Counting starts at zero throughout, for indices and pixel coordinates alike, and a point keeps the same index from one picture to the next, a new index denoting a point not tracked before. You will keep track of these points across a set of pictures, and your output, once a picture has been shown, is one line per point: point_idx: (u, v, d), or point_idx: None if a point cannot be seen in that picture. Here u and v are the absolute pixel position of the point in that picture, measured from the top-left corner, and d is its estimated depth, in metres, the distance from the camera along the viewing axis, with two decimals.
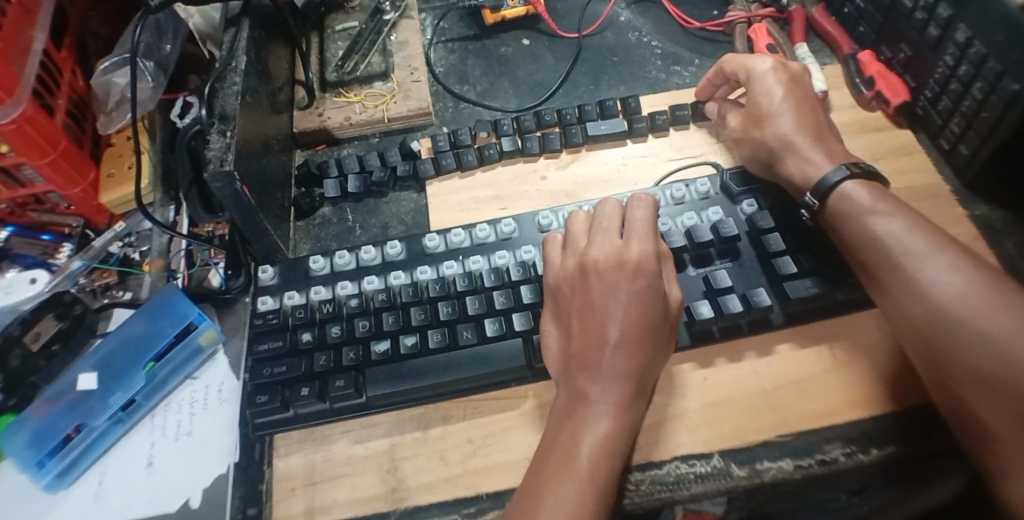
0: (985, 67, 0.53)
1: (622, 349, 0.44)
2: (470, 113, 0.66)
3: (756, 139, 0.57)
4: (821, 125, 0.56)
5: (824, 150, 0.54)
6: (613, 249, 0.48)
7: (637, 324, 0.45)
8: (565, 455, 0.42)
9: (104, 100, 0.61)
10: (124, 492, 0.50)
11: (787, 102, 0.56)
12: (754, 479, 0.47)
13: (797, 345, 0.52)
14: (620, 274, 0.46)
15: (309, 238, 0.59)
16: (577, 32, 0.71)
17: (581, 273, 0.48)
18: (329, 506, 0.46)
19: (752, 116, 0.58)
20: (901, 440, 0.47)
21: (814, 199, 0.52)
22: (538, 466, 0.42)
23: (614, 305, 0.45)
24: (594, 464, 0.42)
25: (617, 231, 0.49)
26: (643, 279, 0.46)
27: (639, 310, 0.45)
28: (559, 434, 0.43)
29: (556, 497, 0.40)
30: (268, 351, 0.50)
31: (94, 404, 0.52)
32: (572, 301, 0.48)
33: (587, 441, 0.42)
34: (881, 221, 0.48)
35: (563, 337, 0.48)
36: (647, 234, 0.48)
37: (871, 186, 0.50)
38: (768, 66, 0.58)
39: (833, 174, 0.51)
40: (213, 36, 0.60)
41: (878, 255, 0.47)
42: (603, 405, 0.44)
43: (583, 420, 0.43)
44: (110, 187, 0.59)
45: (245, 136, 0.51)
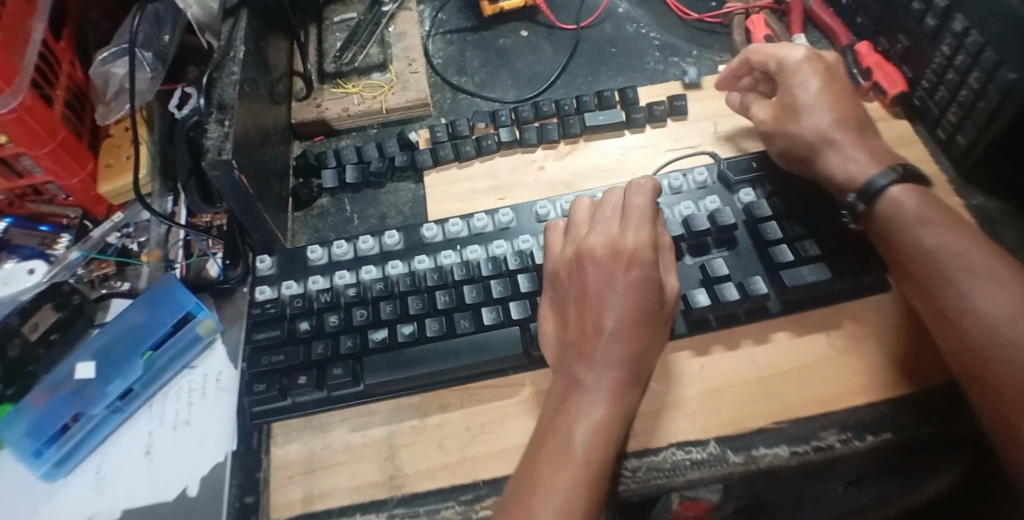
0: (982, 58, 0.53)
1: (617, 338, 0.44)
2: (469, 104, 0.66)
3: (791, 133, 0.56)
4: (856, 116, 0.55)
5: (867, 148, 0.53)
6: (611, 238, 0.48)
7: (634, 312, 0.45)
8: (561, 443, 0.42)
9: (103, 91, 0.61)
10: (123, 480, 0.50)
11: (823, 97, 0.55)
12: (750, 466, 0.47)
13: (793, 334, 0.52)
14: (617, 262, 0.46)
15: (307, 229, 0.59)
16: (576, 23, 0.71)
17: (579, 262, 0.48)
18: (327, 493, 0.47)
19: (785, 109, 0.57)
20: (899, 428, 0.47)
21: (856, 199, 0.51)
22: (535, 453, 0.42)
23: (613, 295, 0.45)
24: (590, 450, 0.42)
25: (618, 221, 0.49)
26: (642, 267, 0.46)
27: (637, 298, 0.45)
28: (555, 422, 0.43)
29: (549, 485, 0.40)
30: (266, 340, 0.50)
31: (93, 392, 0.52)
32: (571, 290, 0.48)
33: (581, 428, 0.42)
34: (931, 232, 0.48)
35: (562, 326, 0.48)
36: (644, 223, 0.48)
37: (916, 192, 0.50)
38: (802, 56, 0.57)
39: (878, 177, 0.50)
40: (211, 26, 0.59)
41: (926, 266, 0.47)
42: (601, 393, 0.44)
43: (577, 407, 0.43)
44: (109, 177, 0.60)
45: (244, 125, 0.51)
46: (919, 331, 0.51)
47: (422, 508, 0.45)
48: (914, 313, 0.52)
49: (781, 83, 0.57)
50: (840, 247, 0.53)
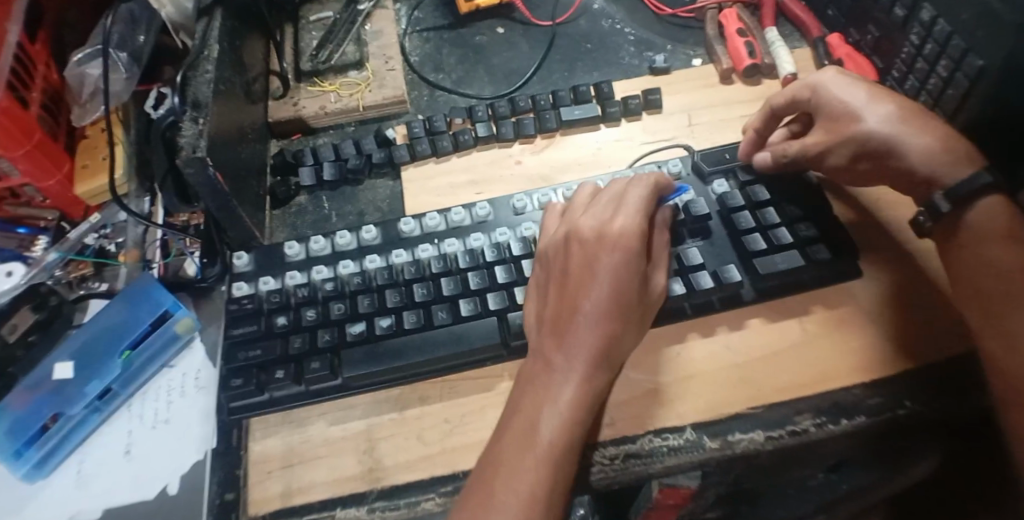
0: (950, 45, 0.54)
1: (592, 320, 0.45)
2: (446, 101, 0.66)
3: (856, 139, 0.50)
4: (910, 105, 0.51)
5: (940, 136, 0.49)
6: (601, 218, 0.48)
7: (612, 295, 0.45)
8: (528, 426, 0.42)
9: (78, 91, 0.61)
10: (103, 479, 0.50)
11: (872, 94, 0.51)
12: (726, 451, 0.47)
13: (767, 320, 0.53)
14: (602, 244, 0.47)
15: (286, 226, 0.59)
16: (551, 20, 0.71)
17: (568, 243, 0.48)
18: (306, 487, 0.47)
19: (837, 123, 0.52)
20: (874, 411, 0.48)
21: (945, 201, 0.47)
22: (502, 435, 0.43)
23: (593, 275, 0.46)
24: (555, 437, 0.42)
25: (610, 206, 0.49)
26: (626, 249, 0.46)
27: (617, 280, 0.46)
28: (521, 404, 0.44)
29: (512, 465, 0.41)
30: (243, 335, 0.50)
31: (72, 392, 0.52)
32: (554, 271, 0.48)
33: (549, 409, 0.43)
34: (1004, 248, 0.45)
35: (539, 306, 0.48)
36: (635, 209, 0.48)
37: (1005, 206, 0.46)
38: (832, 73, 0.53)
39: (973, 179, 0.47)
40: (186, 26, 0.59)
41: (999, 284, 0.45)
42: (572, 374, 0.44)
43: (548, 386, 0.44)
44: (85, 177, 0.60)
45: (220, 124, 0.51)
46: (892, 316, 0.52)
47: (403, 501, 0.46)
48: (885, 298, 0.53)
49: (821, 105, 0.53)
50: (815, 234, 0.54)
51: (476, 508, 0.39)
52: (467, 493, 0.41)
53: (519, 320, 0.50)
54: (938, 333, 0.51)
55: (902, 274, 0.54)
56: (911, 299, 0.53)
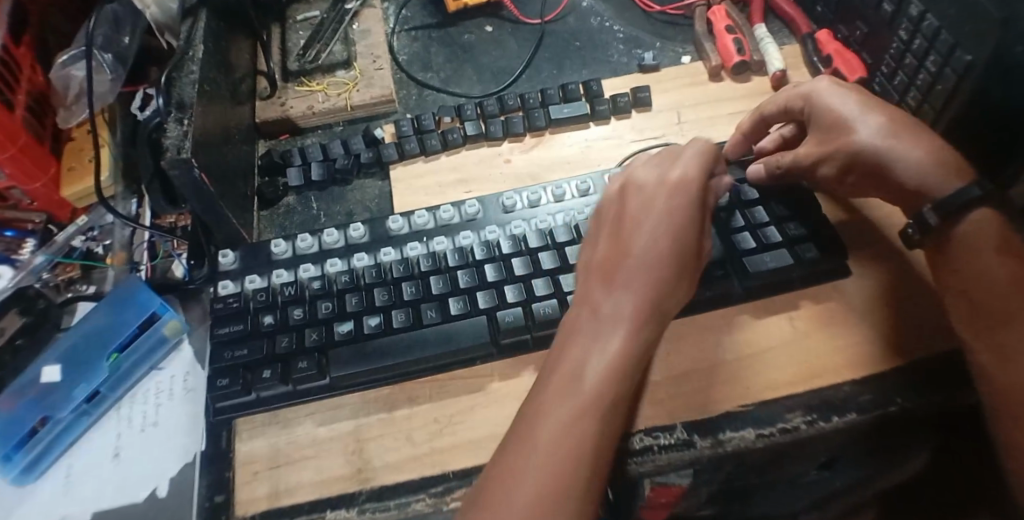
0: (938, 41, 0.54)
1: (642, 265, 0.44)
2: (434, 100, 0.66)
3: (841, 152, 0.50)
4: (904, 116, 0.50)
5: (929, 148, 0.48)
6: (658, 165, 0.48)
7: (669, 242, 0.44)
8: (571, 375, 0.40)
9: (64, 93, 0.60)
10: (92, 483, 0.50)
11: (865, 105, 0.50)
12: (717, 448, 0.48)
13: (756, 317, 0.53)
14: (659, 189, 0.46)
15: (274, 226, 0.59)
16: (540, 18, 0.71)
17: (626, 190, 0.48)
18: (294, 488, 0.47)
19: (826, 135, 0.52)
20: (864, 408, 0.48)
21: (933, 215, 0.47)
22: (544, 383, 0.41)
23: (650, 217, 0.45)
24: (601, 387, 0.40)
25: (666, 158, 0.48)
26: (681, 196, 0.46)
27: (674, 226, 0.45)
28: (566, 351, 0.42)
29: (550, 416, 0.39)
30: (229, 334, 0.50)
31: (59, 396, 0.52)
32: (608, 218, 0.47)
33: (593, 357, 0.41)
34: (1003, 264, 0.45)
35: (590, 252, 0.47)
36: (693, 160, 0.47)
37: (999, 218, 0.46)
38: (825, 83, 0.52)
39: (961, 193, 0.46)
40: (171, 26, 0.59)
41: (994, 297, 0.45)
42: (622, 319, 0.42)
43: (595, 332, 0.42)
44: (71, 181, 0.59)
45: (205, 125, 0.51)
46: (882, 311, 0.52)
47: (393, 502, 0.46)
48: (873, 294, 0.53)
49: (812, 116, 0.53)
50: (802, 231, 0.54)
51: (510, 458, 0.38)
52: (505, 443, 0.39)
53: (508, 319, 0.50)
54: (926, 329, 0.51)
55: (890, 270, 0.54)
56: (901, 295, 0.53)
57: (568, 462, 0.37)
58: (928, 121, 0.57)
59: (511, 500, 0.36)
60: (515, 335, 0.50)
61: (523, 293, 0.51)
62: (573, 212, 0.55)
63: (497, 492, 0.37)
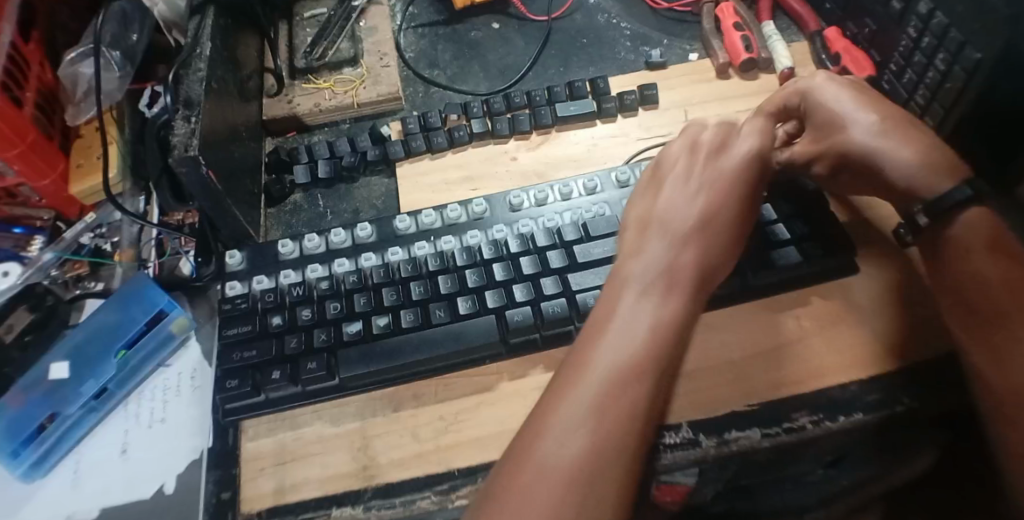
0: (947, 38, 0.54)
1: (707, 224, 0.47)
2: (441, 97, 0.66)
3: (836, 151, 0.50)
4: (897, 113, 0.49)
5: (920, 147, 0.47)
6: (718, 142, 0.51)
7: (728, 215, 0.48)
8: (624, 325, 0.42)
9: (72, 91, 0.61)
10: (100, 479, 0.50)
11: (858, 102, 0.50)
12: (722, 448, 0.47)
13: (763, 314, 0.52)
14: (720, 165, 0.49)
15: (280, 224, 0.59)
16: (547, 14, 0.71)
17: (689, 160, 0.50)
18: (299, 485, 0.47)
19: (821, 132, 0.52)
20: (872, 408, 0.48)
21: (922, 217, 0.46)
22: (596, 327, 0.42)
23: (711, 186, 0.48)
24: (657, 337, 0.41)
25: (730, 129, 0.52)
26: (739, 173, 0.49)
27: (733, 199, 0.48)
28: (620, 301, 0.43)
29: (611, 344, 0.41)
30: (237, 335, 0.50)
31: (68, 392, 0.52)
32: (671, 173, 0.50)
33: (657, 297, 0.43)
34: (995, 263, 0.44)
35: (644, 214, 0.48)
36: (757, 137, 0.51)
37: (992, 218, 0.45)
38: (823, 79, 0.52)
39: (952, 192, 0.45)
40: (179, 24, 0.59)
41: (987, 299, 0.44)
42: (676, 278, 0.44)
43: (660, 275, 0.44)
44: (78, 177, 0.60)
45: (212, 123, 0.51)
46: (892, 311, 0.52)
47: (399, 499, 0.46)
48: (881, 294, 0.53)
49: (809, 114, 0.53)
50: (810, 231, 0.54)
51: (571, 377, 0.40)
52: (555, 386, 0.40)
53: (517, 318, 0.50)
54: (935, 329, 0.50)
55: (901, 269, 0.53)
56: (912, 296, 0.52)
57: (624, 405, 0.38)
58: (936, 120, 0.57)
59: (568, 439, 0.37)
60: (523, 334, 0.50)
61: (532, 291, 0.51)
62: (580, 211, 0.55)
63: (557, 417, 0.38)
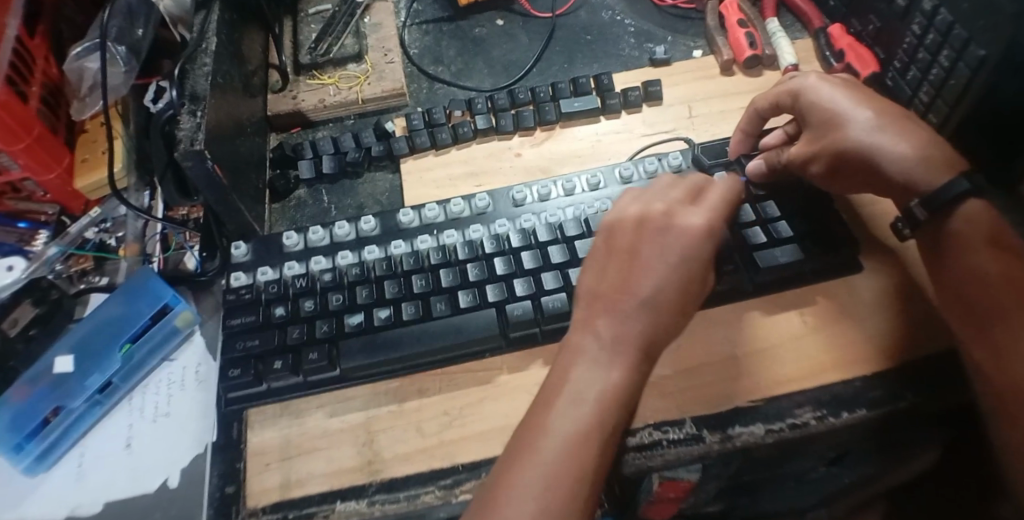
0: (951, 35, 0.54)
1: (654, 308, 0.42)
2: (445, 93, 0.66)
3: (833, 148, 0.50)
4: (893, 110, 0.50)
5: (916, 141, 0.48)
6: (673, 209, 0.45)
7: (677, 286, 0.43)
8: (573, 396, 0.40)
9: (78, 86, 0.60)
10: (104, 473, 0.50)
11: (853, 100, 0.50)
12: (727, 444, 0.47)
13: (767, 312, 0.52)
14: (672, 239, 0.44)
15: (285, 219, 0.59)
16: (551, 11, 0.71)
17: (636, 234, 0.45)
18: (304, 479, 0.47)
19: (816, 130, 0.51)
20: (875, 403, 0.48)
21: (923, 210, 0.47)
22: (547, 394, 0.41)
23: (657, 261, 0.43)
24: (600, 412, 0.40)
25: (687, 198, 0.46)
26: (687, 251, 0.44)
27: (684, 271, 0.43)
28: (569, 373, 0.41)
29: (559, 417, 0.40)
30: (240, 325, 0.50)
31: (73, 385, 0.52)
32: (619, 249, 0.45)
33: (598, 386, 0.41)
34: (994, 259, 0.44)
35: (591, 292, 0.44)
36: (716, 210, 0.46)
37: (991, 213, 0.46)
38: (815, 78, 0.52)
39: (951, 186, 0.46)
40: (184, 18, 0.61)
41: (985, 295, 0.44)
42: (619, 357, 0.42)
43: (601, 365, 0.41)
44: (84, 172, 0.60)
45: (218, 117, 0.51)
46: (892, 306, 0.52)
47: (402, 493, 0.46)
48: (885, 291, 0.52)
49: (802, 112, 0.52)
50: (812, 226, 0.54)
51: (526, 442, 0.39)
52: (507, 454, 0.40)
53: (517, 313, 0.50)
54: (935, 326, 0.51)
55: (903, 264, 0.54)
56: (914, 292, 0.52)
57: (573, 474, 0.38)
58: (940, 117, 0.56)
59: (520, 504, 0.37)
60: (525, 328, 0.50)
61: (533, 286, 0.51)
62: (582, 206, 0.55)
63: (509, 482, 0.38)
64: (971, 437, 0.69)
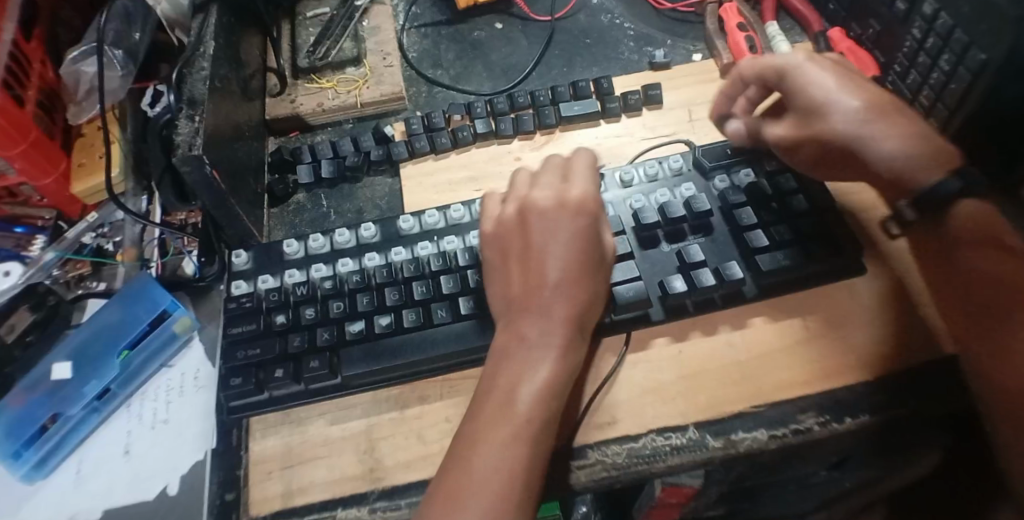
0: (952, 39, 0.54)
1: (561, 290, 0.45)
2: (444, 97, 0.66)
3: (820, 136, 0.50)
4: (882, 99, 0.49)
5: (906, 136, 0.48)
6: (554, 195, 0.48)
7: (575, 265, 0.46)
8: (504, 401, 0.42)
9: (74, 90, 0.60)
10: (103, 480, 0.50)
11: (843, 87, 0.49)
12: (729, 449, 0.47)
13: (770, 318, 0.52)
14: (562, 225, 0.47)
15: (284, 224, 0.59)
16: (550, 14, 0.71)
17: (524, 228, 0.48)
18: (305, 488, 0.46)
19: (803, 115, 0.51)
20: (876, 408, 0.48)
21: (911, 209, 0.47)
22: (479, 405, 0.42)
23: (555, 249, 0.46)
24: (532, 407, 0.42)
25: (560, 181, 0.50)
26: (577, 233, 0.47)
27: (579, 251, 0.46)
28: (498, 375, 0.43)
29: (493, 429, 0.41)
30: (241, 333, 0.50)
31: (71, 392, 0.52)
32: (514, 244, 0.48)
33: (527, 385, 0.42)
34: (982, 257, 0.44)
35: (506, 299, 0.47)
36: (586, 180, 0.49)
37: (985, 210, 0.45)
38: (803, 58, 0.51)
39: (941, 184, 0.45)
40: (182, 22, 0.59)
41: (975, 291, 0.44)
42: (534, 348, 0.44)
43: (524, 363, 0.43)
44: (80, 176, 0.59)
45: (216, 121, 0.51)
46: (891, 312, 0.52)
47: (403, 501, 0.45)
48: (889, 296, 0.52)
49: (790, 94, 0.52)
50: (815, 230, 0.53)
51: (462, 456, 0.40)
52: (447, 467, 0.40)
53: None
54: (938, 332, 0.51)
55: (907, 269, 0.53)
56: (917, 298, 0.52)
57: (513, 479, 0.39)
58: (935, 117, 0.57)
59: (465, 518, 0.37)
60: None
61: None
62: None
63: (448, 497, 0.38)
64: (972, 439, 0.69)
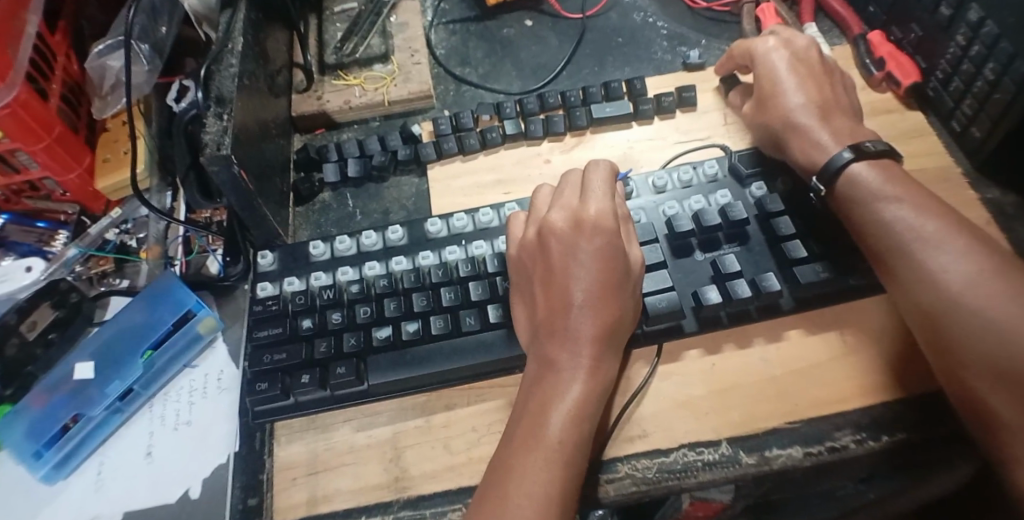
0: (997, 48, 0.52)
1: (587, 311, 0.44)
2: (472, 96, 0.64)
3: (767, 117, 0.56)
4: (823, 95, 0.55)
5: (831, 130, 0.53)
6: (572, 215, 0.47)
7: (598, 281, 0.44)
8: (538, 428, 0.41)
9: (99, 84, 0.59)
10: (124, 483, 0.49)
11: (794, 76, 0.55)
12: (763, 467, 0.46)
13: (807, 331, 0.51)
14: (580, 241, 0.46)
15: (309, 224, 0.58)
16: (581, 12, 0.69)
17: (541, 251, 0.47)
18: (330, 495, 0.46)
19: (759, 98, 0.57)
20: (915, 427, 0.46)
21: (820, 184, 0.51)
22: (512, 438, 0.41)
23: (577, 267, 0.45)
24: (565, 432, 0.41)
25: (576, 198, 0.49)
26: (602, 250, 0.45)
27: (601, 268, 0.45)
28: (531, 398, 0.42)
29: (524, 462, 0.39)
30: (268, 337, 0.49)
31: (93, 392, 0.51)
32: (535, 267, 0.47)
33: (557, 411, 0.41)
34: (888, 207, 0.47)
35: (532, 324, 0.46)
36: (604, 195, 0.48)
37: (877, 164, 0.49)
38: (770, 46, 0.57)
39: (837, 157, 0.50)
40: (209, 17, 0.58)
41: (886, 241, 0.46)
42: (558, 370, 0.43)
43: (556, 386, 0.42)
44: (105, 172, 0.58)
45: (243, 119, 0.50)
46: None
47: (429, 510, 0.44)
48: None
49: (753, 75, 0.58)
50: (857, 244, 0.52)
51: (495, 492, 0.39)
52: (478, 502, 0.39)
53: None
54: None
55: None
56: None
57: (553, 512, 0.38)
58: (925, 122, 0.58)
59: None
60: None
61: None
62: None
63: None
64: None
